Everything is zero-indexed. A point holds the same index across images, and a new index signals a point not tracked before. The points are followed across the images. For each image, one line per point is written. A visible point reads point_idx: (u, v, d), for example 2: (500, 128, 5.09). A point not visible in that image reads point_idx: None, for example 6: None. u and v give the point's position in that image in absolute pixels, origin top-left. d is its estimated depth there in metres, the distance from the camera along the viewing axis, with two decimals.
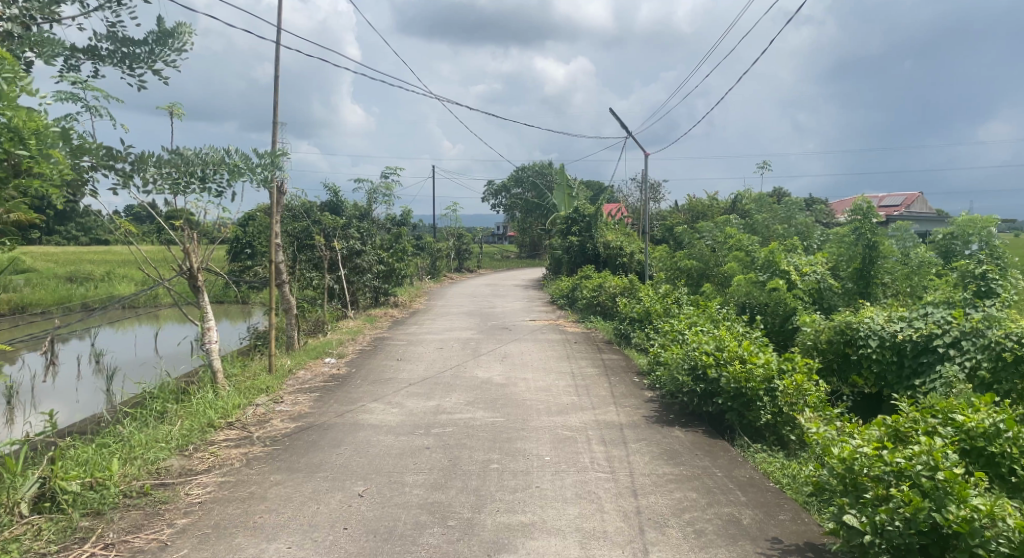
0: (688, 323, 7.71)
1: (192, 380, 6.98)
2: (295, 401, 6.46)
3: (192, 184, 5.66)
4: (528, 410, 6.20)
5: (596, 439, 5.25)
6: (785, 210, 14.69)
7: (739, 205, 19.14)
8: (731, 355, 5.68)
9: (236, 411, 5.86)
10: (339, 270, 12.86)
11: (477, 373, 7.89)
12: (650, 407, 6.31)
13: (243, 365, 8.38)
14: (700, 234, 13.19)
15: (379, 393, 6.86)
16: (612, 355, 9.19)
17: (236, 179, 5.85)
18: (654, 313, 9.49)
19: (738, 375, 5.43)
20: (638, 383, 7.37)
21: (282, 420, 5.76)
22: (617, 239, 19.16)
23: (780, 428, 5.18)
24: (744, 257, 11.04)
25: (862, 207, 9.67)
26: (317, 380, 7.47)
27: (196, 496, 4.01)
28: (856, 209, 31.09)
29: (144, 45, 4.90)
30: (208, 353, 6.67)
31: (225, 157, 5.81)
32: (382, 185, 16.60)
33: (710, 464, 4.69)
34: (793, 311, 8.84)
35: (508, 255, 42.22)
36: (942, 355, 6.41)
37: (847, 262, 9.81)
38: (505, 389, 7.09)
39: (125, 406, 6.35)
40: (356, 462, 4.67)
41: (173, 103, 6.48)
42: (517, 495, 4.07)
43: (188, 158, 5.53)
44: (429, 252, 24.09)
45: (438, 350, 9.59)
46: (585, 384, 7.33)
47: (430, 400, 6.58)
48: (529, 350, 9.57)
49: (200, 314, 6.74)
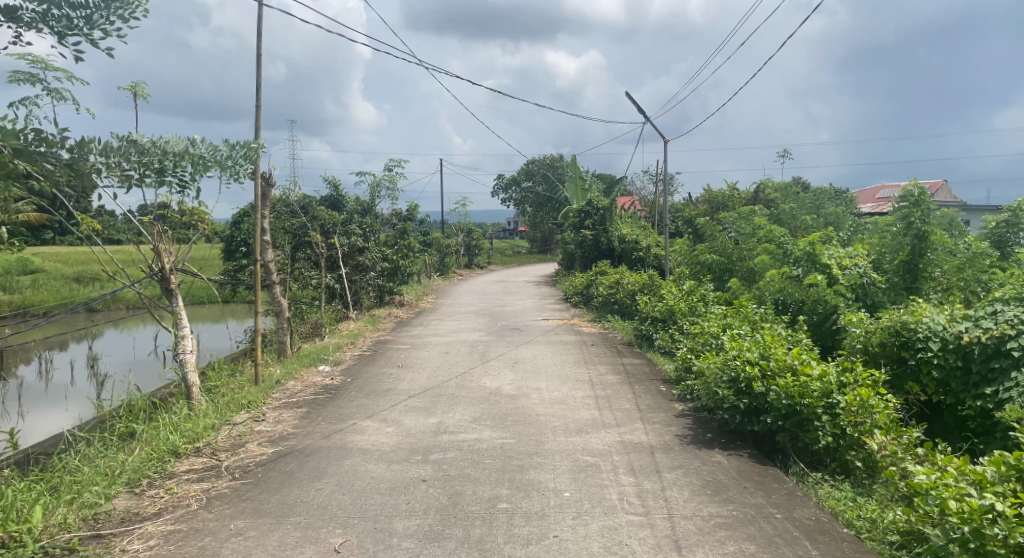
0: (722, 325, 6.88)
1: (165, 393, 6.23)
2: (278, 419, 5.68)
3: (149, 177, 4.86)
4: (541, 429, 5.38)
5: (623, 468, 4.44)
6: (813, 201, 13.82)
7: (761, 195, 18.19)
8: (780, 365, 4.86)
9: (207, 434, 5.09)
10: (340, 269, 12.10)
11: (486, 383, 7.07)
12: (683, 424, 5.47)
13: (228, 375, 7.60)
14: (722, 226, 12.34)
15: (375, 408, 6.08)
16: (634, 359, 8.35)
17: (201, 173, 5.10)
18: (679, 312, 8.67)
19: (791, 390, 4.60)
20: (666, 393, 6.53)
21: (259, 444, 4.99)
22: (633, 233, 18.26)
23: (843, 452, 4.36)
24: (775, 250, 10.17)
25: (914, 193, 8.87)
26: (307, 393, 6.70)
27: (133, 554, 3.25)
28: (891, 197, 29.61)
29: (82, 8, 3.98)
30: (182, 364, 5.92)
31: (189, 147, 5.05)
32: (386, 178, 15.85)
33: (764, 501, 3.89)
34: (835, 309, 7.93)
35: (519, 251, 41.37)
36: (1018, 360, 5.46)
37: (891, 255, 8.93)
38: (516, 401, 6.29)
39: (85, 427, 5.62)
40: (337, 501, 3.88)
41: (137, 83, 5.78)
42: (529, 549, 3.28)
43: (144, 146, 4.77)
44: (437, 248, 23.31)
45: (443, 355, 8.80)
46: (607, 395, 6.50)
47: (431, 416, 5.79)
48: (542, 354, 8.74)
49: (173, 320, 6.02)
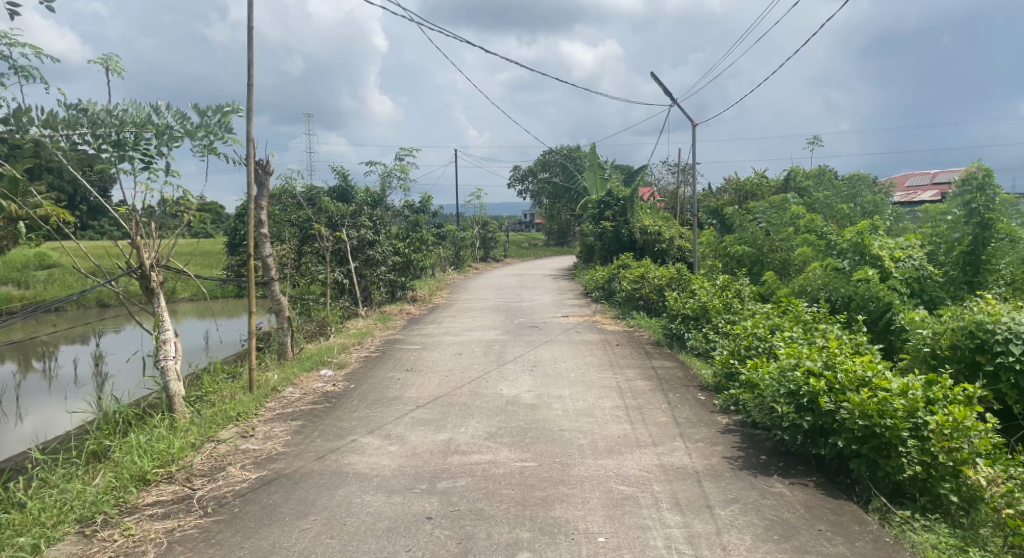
0: (768, 326, 6.08)
1: (146, 404, 5.62)
2: (269, 435, 5.02)
3: (107, 151, 4.25)
4: (566, 448, 4.67)
5: (667, 503, 3.72)
6: (849, 188, 12.94)
7: (792, 183, 17.29)
8: (850, 378, 4.10)
9: (186, 454, 4.44)
10: (349, 263, 11.44)
11: (502, 390, 6.37)
12: (731, 442, 4.73)
13: (222, 381, 6.98)
14: (754, 216, 11.51)
15: (378, 421, 5.41)
16: (665, 362, 7.58)
17: (169, 145, 4.44)
18: (713, 309, 7.92)
19: (866, 409, 3.83)
20: (705, 403, 5.78)
21: (242, 467, 4.34)
22: (655, 224, 17.46)
23: (935, 486, 3.60)
24: (817, 241, 9.33)
25: (977, 176, 7.91)
26: (304, 402, 6.04)
27: None
28: (921, 187, 28.30)
29: None
30: (163, 372, 5.31)
31: (153, 116, 4.41)
32: (397, 167, 15.18)
33: (847, 551, 3.18)
34: (889, 307, 7.11)
35: (535, 244, 40.62)
36: None
37: (948, 246, 8.06)
38: (536, 413, 5.59)
39: (55, 446, 5.00)
40: (323, 547, 3.22)
41: (108, 56, 5.13)
42: None
43: (96, 116, 4.16)
44: (451, 242, 22.65)
45: (456, 357, 8.11)
46: (639, 406, 5.75)
47: (441, 431, 5.11)
48: (564, 356, 8.01)
49: (154, 321, 5.41)
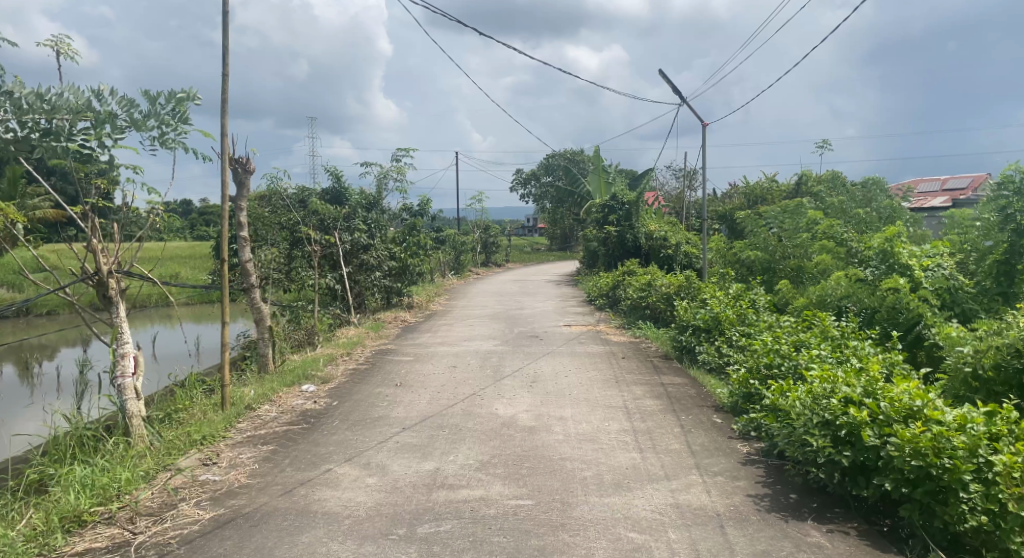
0: (792, 342, 5.51)
1: (106, 424, 5.09)
2: (234, 464, 4.46)
3: (36, 139, 3.77)
4: (567, 482, 4.10)
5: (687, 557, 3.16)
6: (864, 193, 12.43)
7: (803, 187, 16.72)
8: (897, 409, 3.54)
9: (135, 488, 3.89)
10: (341, 268, 10.90)
11: (497, 410, 5.79)
12: (755, 477, 4.17)
13: (195, 395, 6.44)
14: (767, 221, 10.95)
15: (359, 446, 4.85)
16: (675, 378, 7.01)
17: (111, 136, 3.93)
18: (727, 320, 7.38)
19: (918, 446, 3.27)
20: (722, 428, 5.20)
21: (196, 504, 3.79)
22: (661, 229, 16.91)
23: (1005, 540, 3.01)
24: (835, 248, 8.77)
25: (1015, 179, 7.29)
26: (279, 422, 5.48)
27: None
28: (931, 194, 27.74)
29: None
30: (120, 391, 4.75)
31: (94, 103, 3.91)
32: (394, 169, 14.65)
33: None
34: (919, 319, 6.51)
35: (538, 249, 40.12)
36: None
37: (981, 255, 7.46)
38: (534, 438, 5.02)
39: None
40: None
41: (61, 38, 4.60)
42: None
43: (21, 100, 3.66)
44: (452, 246, 22.12)
45: (450, 370, 7.56)
46: (648, 430, 5.18)
47: (428, 460, 4.55)
48: (566, 370, 7.44)
49: (113, 334, 4.86)
